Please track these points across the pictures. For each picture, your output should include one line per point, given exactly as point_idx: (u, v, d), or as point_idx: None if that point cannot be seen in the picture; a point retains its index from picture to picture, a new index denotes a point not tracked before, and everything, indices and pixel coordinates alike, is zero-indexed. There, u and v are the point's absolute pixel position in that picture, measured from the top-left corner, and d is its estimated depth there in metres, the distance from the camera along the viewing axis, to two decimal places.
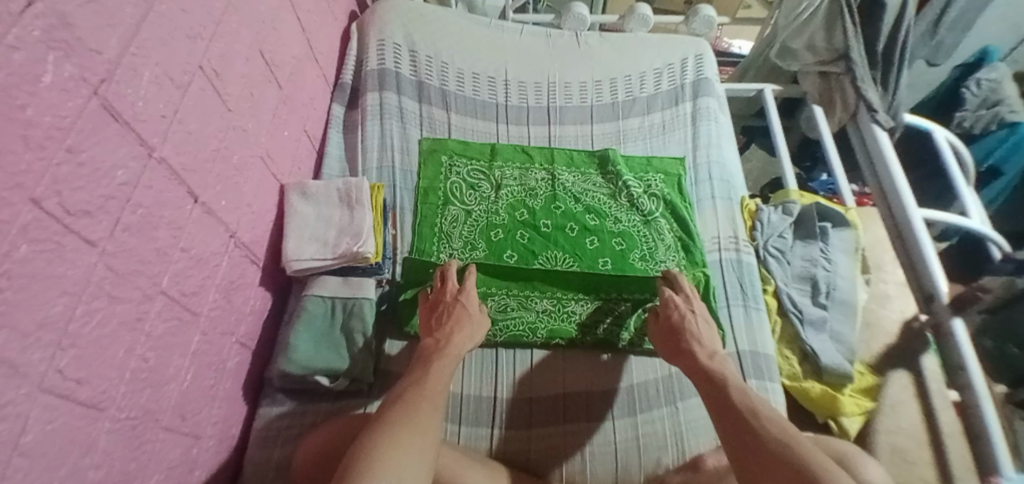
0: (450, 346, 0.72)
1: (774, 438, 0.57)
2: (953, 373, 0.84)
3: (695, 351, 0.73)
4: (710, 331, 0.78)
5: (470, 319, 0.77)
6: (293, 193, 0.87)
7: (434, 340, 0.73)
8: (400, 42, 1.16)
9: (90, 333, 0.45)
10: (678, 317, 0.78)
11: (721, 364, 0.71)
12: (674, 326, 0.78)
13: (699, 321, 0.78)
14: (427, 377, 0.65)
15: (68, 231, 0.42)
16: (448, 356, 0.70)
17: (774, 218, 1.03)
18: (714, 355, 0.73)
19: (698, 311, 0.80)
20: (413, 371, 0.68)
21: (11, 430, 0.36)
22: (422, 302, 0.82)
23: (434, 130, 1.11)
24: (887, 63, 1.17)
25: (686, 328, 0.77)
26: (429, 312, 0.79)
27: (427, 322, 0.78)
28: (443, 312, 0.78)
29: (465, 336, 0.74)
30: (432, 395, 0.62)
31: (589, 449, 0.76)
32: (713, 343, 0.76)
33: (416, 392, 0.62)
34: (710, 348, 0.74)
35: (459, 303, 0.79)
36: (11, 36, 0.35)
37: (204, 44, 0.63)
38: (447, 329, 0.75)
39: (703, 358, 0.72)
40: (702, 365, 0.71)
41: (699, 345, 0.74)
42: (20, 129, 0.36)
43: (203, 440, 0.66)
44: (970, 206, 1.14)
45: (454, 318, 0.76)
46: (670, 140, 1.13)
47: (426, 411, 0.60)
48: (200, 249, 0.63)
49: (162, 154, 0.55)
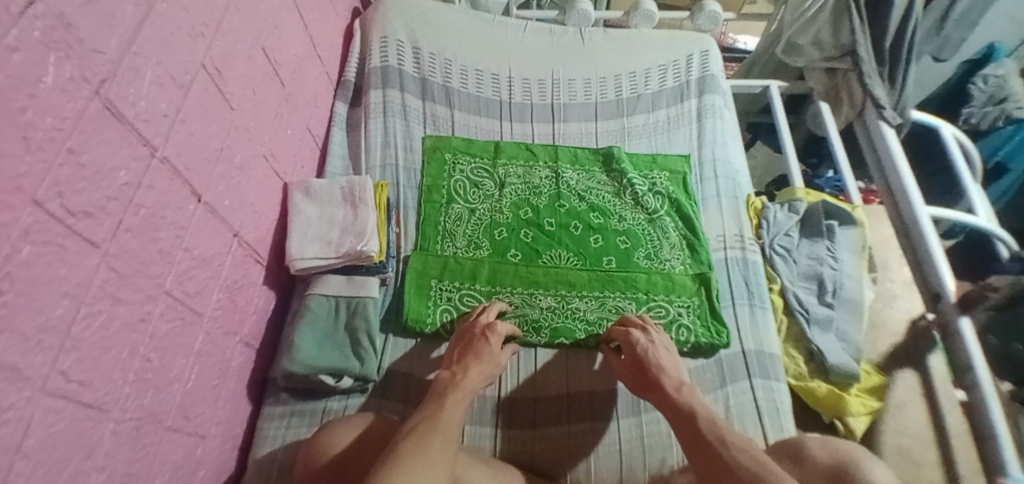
0: (464, 380, 0.70)
1: (749, 470, 0.56)
2: (960, 372, 0.83)
3: (663, 383, 0.71)
4: (673, 359, 0.76)
5: (491, 358, 0.75)
6: (297, 192, 0.86)
7: (450, 373, 0.72)
8: (403, 39, 1.15)
9: (93, 336, 0.45)
10: (641, 349, 0.76)
11: (689, 395, 0.68)
12: (639, 359, 0.75)
13: (662, 351, 0.76)
14: (440, 410, 0.64)
15: (70, 233, 0.42)
16: (462, 391, 0.69)
17: (780, 216, 1.02)
18: (681, 385, 0.70)
19: (659, 340, 0.78)
20: (426, 403, 0.67)
21: (12, 434, 0.36)
22: (455, 332, 0.82)
23: (437, 128, 1.10)
24: (895, 59, 1.16)
25: (651, 360, 0.74)
26: (456, 341, 0.79)
27: (451, 351, 0.78)
28: (467, 344, 0.77)
29: (482, 370, 0.73)
30: (445, 428, 0.61)
31: (595, 451, 0.75)
32: (678, 372, 0.74)
33: (429, 423, 0.61)
34: (676, 378, 0.72)
35: (485, 339, 0.77)
36: (11, 37, 0.34)
37: (206, 43, 0.63)
38: (465, 363, 0.74)
39: (671, 390, 0.70)
40: (671, 399, 0.68)
41: (664, 375, 0.72)
42: (20, 131, 0.36)
43: (207, 440, 0.66)
44: (976, 202, 1.13)
45: (475, 351, 0.76)
46: (675, 137, 1.12)
47: (439, 443, 0.58)
48: (203, 249, 0.63)
49: (164, 154, 0.55)
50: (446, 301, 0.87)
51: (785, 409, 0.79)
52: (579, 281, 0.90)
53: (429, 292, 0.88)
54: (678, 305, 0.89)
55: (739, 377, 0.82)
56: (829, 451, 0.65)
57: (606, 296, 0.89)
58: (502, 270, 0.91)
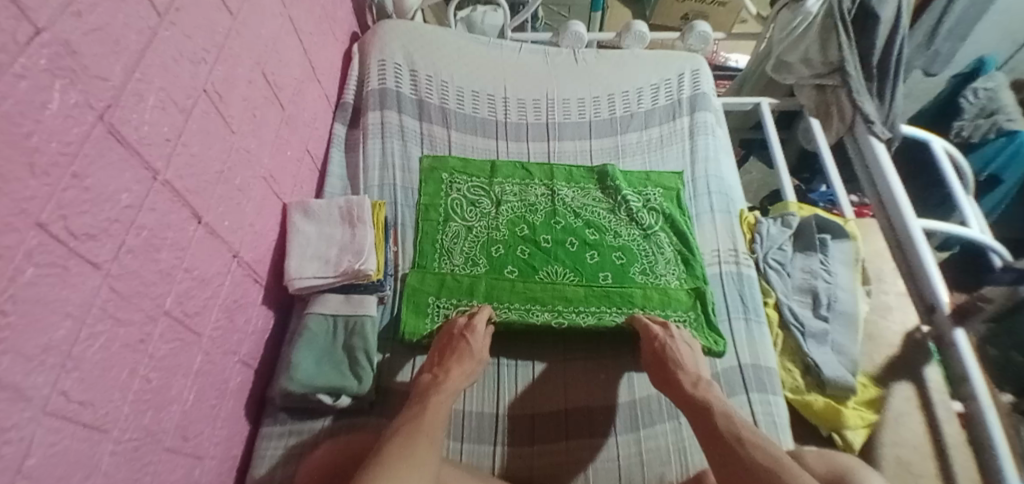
0: (447, 382, 0.73)
1: (761, 466, 0.59)
2: (958, 383, 0.84)
3: (680, 379, 0.75)
4: (693, 354, 0.79)
5: (472, 358, 0.77)
6: (296, 212, 0.88)
7: (432, 375, 0.76)
8: (401, 61, 1.18)
9: (94, 356, 0.46)
10: (660, 345, 0.79)
11: (706, 390, 0.72)
12: (658, 354, 0.78)
13: (682, 346, 0.79)
14: (424, 412, 0.67)
15: (73, 255, 0.43)
16: (445, 392, 0.72)
17: (773, 230, 1.03)
18: (698, 381, 0.74)
19: (678, 335, 0.81)
20: (410, 406, 0.70)
21: (14, 454, 0.37)
22: (436, 337, 0.83)
23: (434, 147, 1.12)
24: (882, 75, 1.19)
25: (669, 356, 0.77)
26: (438, 343, 0.81)
27: (433, 355, 0.80)
28: (448, 346, 0.79)
29: (465, 371, 0.76)
30: (431, 431, 0.64)
31: (593, 467, 0.75)
32: (695, 367, 0.77)
33: (414, 426, 0.64)
34: (693, 374, 0.75)
35: (464, 340, 0.80)
36: (17, 65, 0.36)
37: (207, 69, 0.65)
38: (447, 365, 0.77)
39: (687, 385, 0.74)
40: (689, 394, 0.72)
41: (682, 371, 0.76)
42: (25, 156, 0.37)
43: (205, 460, 0.66)
44: (968, 214, 1.14)
45: (455, 354, 0.78)
46: (668, 154, 1.14)
47: (425, 446, 0.61)
48: (203, 269, 0.64)
49: (166, 177, 0.56)
50: (443, 318, 0.88)
51: (783, 423, 0.79)
52: (575, 296, 0.91)
53: (426, 310, 0.88)
54: (674, 319, 0.89)
55: (737, 390, 0.82)
56: (825, 462, 0.65)
57: (602, 310, 0.89)
58: (499, 287, 0.91)
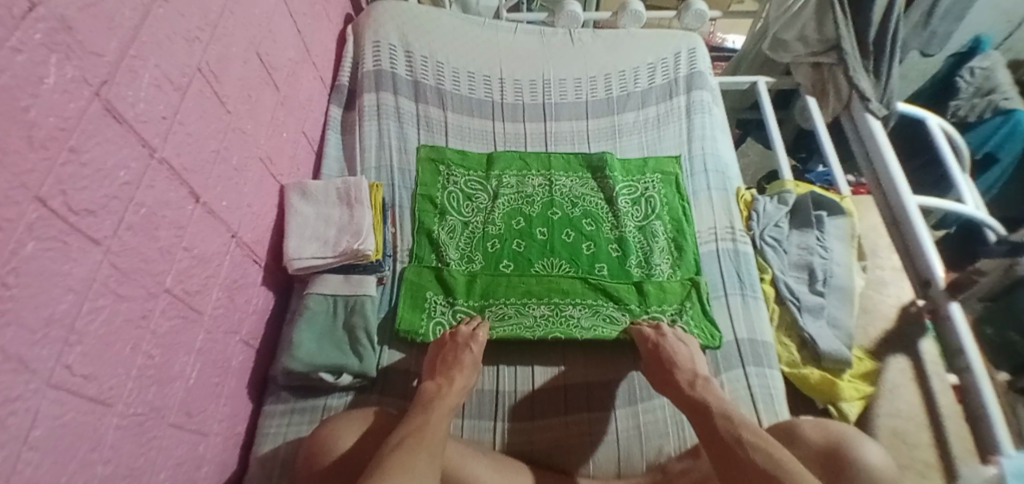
0: (450, 392, 0.71)
1: (760, 466, 0.56)
2: (952, 356, 0.85)
3: (678, 379, 0.74)
4: (689, 351, 0.79)
5: (473, 368, 0.76)
6: (293, 193, 0.88)
7: (436, 385, 0.73)
8: (395, 43, 1.17)
9: (97, 330, 0.46)
10: (653, 345, 0.79)
11: (703, 389, 0.71)
12: (655, 355, 0.78)
13: (676, 344, 0.79)
14: (427, 420, 0.65)
15: (72, 230, 0.43)
16: (447, 405, 0.69)
17: (769, 207, 1.04)
18: (695, 379, 0.73)
19: (671, 333, 0.81)
20: (413, 414, 0.67)
21: (20, 423, 0.38)
22: (432, 346, 0.81)
23: (432, 132, 1.11)
24: (880, 52, 1.17)
25: (664, 355, 0.77)
26: (439, 349, 0.80)
27: (432, 363, 0.78)
28: (449, 355, 0.78)
29: (467, 382, 0.74)
30: (431, 442, 0.61)
31: (594, 441, 0.76)
32: (692, 365, 0.77)
33: (416, 438, 0.61)
34: (690, 372, 0.75)
35: (468, 349, 0.79)
36: (14, 39, 0.36)
37: (202, 47, 0.64)
38: (449, 373, 0.75)
39: (686, 386, 0.73)
40: (687, 394, 0.71)
41: (679, 370, 0.75)
42: (23, 129, 0.37)
43: (209, 437, 0.67)
44: (964, 192, 1.14)
45: (457, 364, 0.76)
46: (664, 133, 1.14)
47: (425, 459, 0.58)
48: (203, 248, 0.64)
49: (162, 154, 0.56)
50: (442, 314, 0.88)
51: (779, 394, 0.81)
52: (572, 289, 0.91)
53: (424, 305, 0.88)
54: (669, 313, 0.88)
55: (733, 364, 0.84)
56: (822, 432, 0.67)
57: (601, 305, 0.89)
58: (495, 282, 0.92)
